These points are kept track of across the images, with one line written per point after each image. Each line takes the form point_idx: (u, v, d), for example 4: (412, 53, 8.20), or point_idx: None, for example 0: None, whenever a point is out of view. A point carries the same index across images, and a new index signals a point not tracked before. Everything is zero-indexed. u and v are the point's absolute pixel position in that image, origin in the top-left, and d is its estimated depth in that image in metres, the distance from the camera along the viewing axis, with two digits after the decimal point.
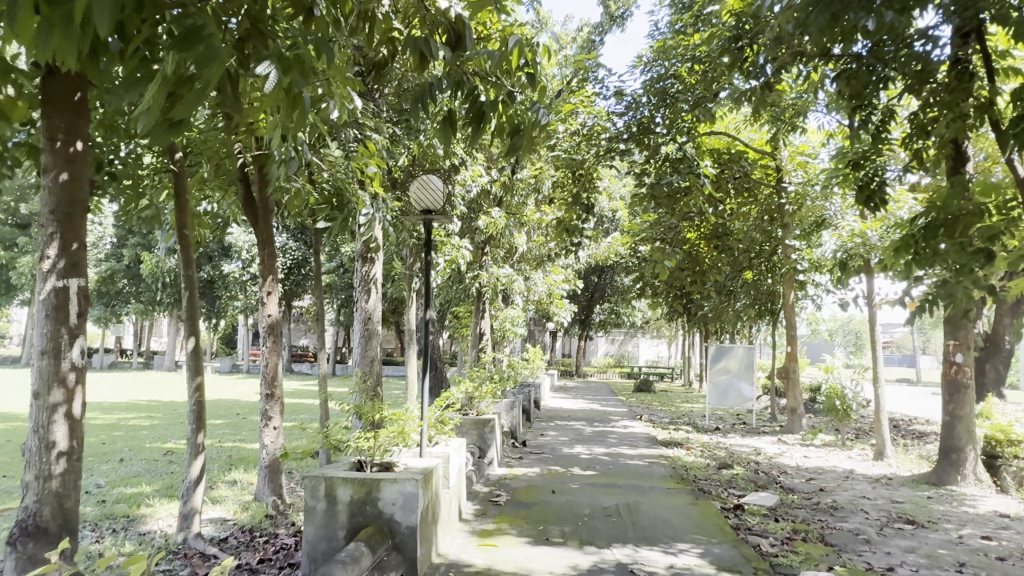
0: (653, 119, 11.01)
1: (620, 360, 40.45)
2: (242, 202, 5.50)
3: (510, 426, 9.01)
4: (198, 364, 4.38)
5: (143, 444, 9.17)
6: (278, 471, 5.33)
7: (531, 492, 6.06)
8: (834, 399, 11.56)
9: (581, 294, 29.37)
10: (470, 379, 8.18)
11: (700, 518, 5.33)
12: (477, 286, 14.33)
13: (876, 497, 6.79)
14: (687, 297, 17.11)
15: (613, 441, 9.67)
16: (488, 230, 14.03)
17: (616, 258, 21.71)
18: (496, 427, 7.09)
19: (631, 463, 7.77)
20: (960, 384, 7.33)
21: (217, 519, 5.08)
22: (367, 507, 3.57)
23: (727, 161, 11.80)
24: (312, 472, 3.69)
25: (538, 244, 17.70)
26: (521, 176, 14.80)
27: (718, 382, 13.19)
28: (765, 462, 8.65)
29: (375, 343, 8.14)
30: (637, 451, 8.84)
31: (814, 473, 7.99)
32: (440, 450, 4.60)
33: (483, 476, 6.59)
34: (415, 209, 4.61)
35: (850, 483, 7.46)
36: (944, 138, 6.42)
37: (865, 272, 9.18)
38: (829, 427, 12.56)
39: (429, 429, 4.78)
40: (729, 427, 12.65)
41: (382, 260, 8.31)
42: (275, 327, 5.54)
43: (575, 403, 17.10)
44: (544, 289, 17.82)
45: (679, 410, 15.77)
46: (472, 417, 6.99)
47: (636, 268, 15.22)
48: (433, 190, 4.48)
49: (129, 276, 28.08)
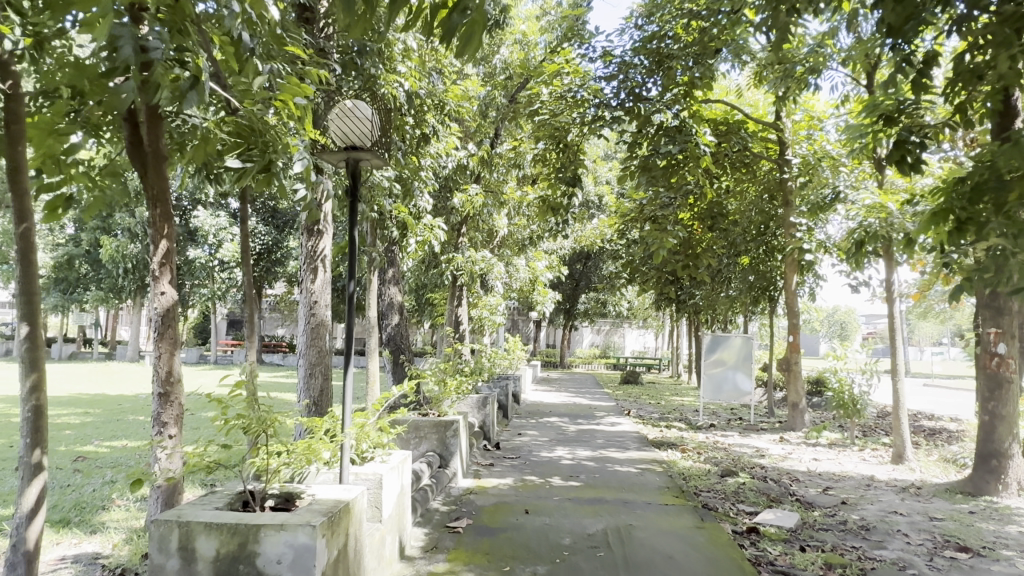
0: (644, 84, 9.88)
1: (606, 351, 39.46)
2: (127, 149, 4.17)
3: (481, 426, 7.88)
4: (35, 358, 3.10)
5: (58, 448, 7.95)
6: (178, 494, 4.11)
7: (498, 513, 4.93)
8: (842, 394, 10.51)
9: (565, 282, 28.34)
10: (434, 373, 7.03)
11: (708, 550, 4.24)
12: (452, 271, 13.15)
13: (910, 512, 5.75)
14: (681, 283, 16.02)
15: (599, 443, 8.57)
16: (464, 209, 12.86)
17: (602, 243, 20.64)
18: (462, 430, 5.95)
19: (621, 471, 6.67)
20: (1003, 379, 6.32)
21: (87, 560, 3.91)
22: (240, 567, 2.42)
23: (726, 133, 10.78)
24: (164, 513, 2.52)
25: (519, 226, 16.54)
26: (500, 151, 13.63)
27: (712, 375, 12.11)
28: (772, 467, 7.60)
29: (324, 332, 6.97)
30: (626, 454, 7.73)
31: (830, 481, 6.95)
32: (371, 469, 3.45)
33: (442, 491, 5.46)
34: (334, 147, 3.43)
35: (874, 494, 6.42)
36: (1001, 85, 5.33)
37: (884, 252, 8.14)
38: (833, 423, 11.56)
39: (358, 441, 3.62)
40: (725, 424, 11.63)
41: (332, 234, 7.13)
42: (171, 311, 4.31)
43: (558, 397, 15.98)
44: (527, 275, 16.64)
45: (669, 404, 14.73)
46: (433, 418, 5.85)
47: (624, 252, 14.17)
48: (358, 119, 3.33)
49: (89, 262, 26.68)
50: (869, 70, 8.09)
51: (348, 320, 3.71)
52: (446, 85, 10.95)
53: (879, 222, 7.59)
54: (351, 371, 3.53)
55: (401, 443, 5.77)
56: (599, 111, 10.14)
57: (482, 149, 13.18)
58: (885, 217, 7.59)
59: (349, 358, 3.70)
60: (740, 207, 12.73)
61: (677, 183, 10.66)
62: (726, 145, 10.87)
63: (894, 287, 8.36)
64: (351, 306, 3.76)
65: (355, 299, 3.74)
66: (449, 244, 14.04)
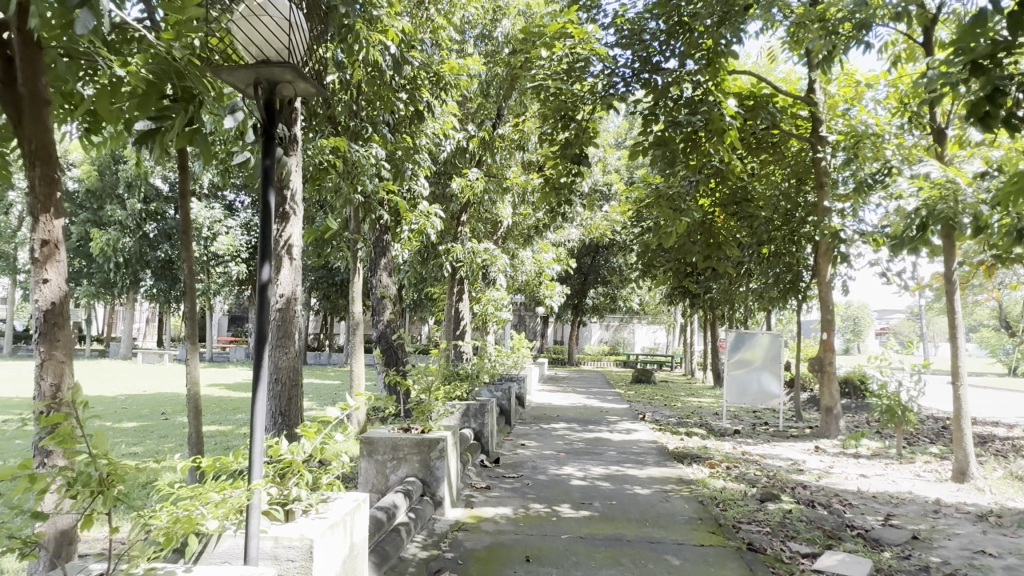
0: (663, 49, 8.75)
1: (615, 347, 38.31)
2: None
3: (474, 436, 6.88)
4: None
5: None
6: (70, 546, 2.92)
7: (492, 560, 3.91)
8: (885, 399, 9.40)
9: (573, 275, 27.35)
10: (421, 380, 5.99)
11: None
12: (450, 262, 12.13)
13: (1002, 552, 4.65)
14: (699, 274, 14.83)
15: (614, 456, 7.54)
16: (463, 196, 11.85)
17: (612, 233, 19.58)
18: (450, 449, 4.91)
19: (642, 495, 5.63)
20: None
21: None
22: None
23: (754, 107, 9.66)
24: None
25: (524, 216, 15.50)
26: (503, 132, 12.58)
27: (736, 376, 11.01)
28: (817, 487, 6.53)
29: (293, 330, 5.98)
30: (645, 471, 6.69)
31: (891, 507, 5.86)
32: (298, 531, 2.41)
33: (423, 527, 4.42)
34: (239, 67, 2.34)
35: (947, 524, 5.36)
36: None
37: (947, 236, 7.02)
38: (871, 429, 10.42)
39: (283, 489, 2.57)
40: (751, 430, 10.55)
41: (303, 219, 6.12)
42: (61, 305, 3.16)
43: (567, 398, 14.93)
44: (533, 268, 15.59)
45: (685, 407, 13.67)
46: (413, 434, 4.82)
47: (638, 242, 13.10)
48: (269, 19, 2.28)
49: (81, 256, 25.97)
50: (928, 26, 6.97)
51: (257, 331, 2.27)
52: (441, 57, 9.94)
53: (946, 199, 6.41)
54: (263, 404, 2.32)
55: (374, 466, 4.68)
56: (609, 79, 9.05)
57: (483, 130, 12.16)
58: (958, 194, 6.35)
59: (260, 361, 2.33)
60: (765, 193, 11.58)
61: (698, 159, 9.58)
62: (753, 121, 9.73)
63: (956, 279, 7.12)
64: (263, 302, 2.29)
65: (270, 290, 2.29)
66: (448, 234, 13.03)
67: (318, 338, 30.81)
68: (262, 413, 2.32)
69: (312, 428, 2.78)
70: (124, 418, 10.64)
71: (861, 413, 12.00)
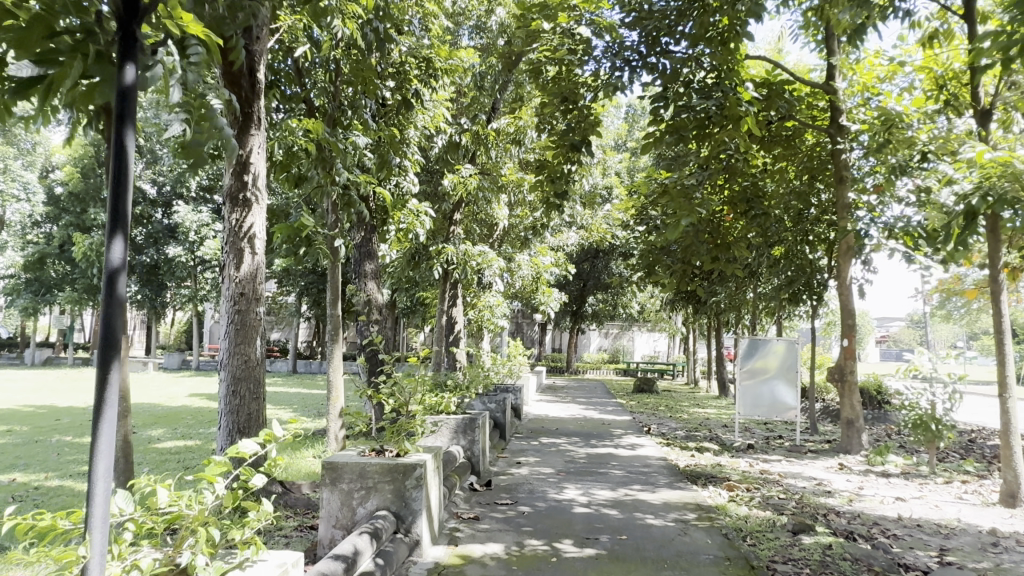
0: (678, 26, 8.07)
1: (615, 355, 37.53)
2: None
3: (463, 456, 6.10)
4: None
5: None
6: None
7: None
8: (915, 412, 8.60)
9: (572, 281, 26.66)
10: (402, 393, 5.22)
11: None
12: (442, 265, 11.37)
13: None
14: (704, 279, 14.05)
15: (620, 477, 6.76)
16: (455, 194, 11.10)
17: (613, 237, 18.89)
18: (430, 474, 4.13)
19: (656, 527, 4.85)
20: None
21: None
22: None
23: (773, 94, 8.93)
24: None
25: (522, 216, 14.75)
26: (498, 126, 11.85)
27: (749, 386, 10.22)
28: (851, 513, 5.75)
29: (255, 331, 5.26)
30: (657, 495, 5.90)
31: (943, 539, 5.08)
32: None
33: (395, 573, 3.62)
34: None
35: (1013, 561, 4.58)
36: None
37: (993, 224, 6.30)
38: (895, 444, 9.64)
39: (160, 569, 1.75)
40: (765, 444, 9.79)
41: (267, 208, 5.39)
42: None
43: (567, 409, 14.12)
44: (530, 272, 14.84)
45: (692, 418, 12.88)
46: (385, 458, 4.03)
47: (641, 243, 12.37)
48: None
49: (63, 261, 25.16)
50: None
51: (104, 331, 1.40)
52: (432, 41, 9.23)
53: (1001, 184, 5.63)
54: (112, 441, 1.45)
55: (338, 496, 3.89)
56: (615, 60, 8.34)
57: (477, 124, 11.40)
58: (1018, 178, 5.57)
59: (105, 381, 1.43)
60: (778, 190, 10.81)
61: (711, 148, 8.82)
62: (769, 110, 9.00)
63: (1002, 278, 6.36)
64: (113, 286, 1.45)
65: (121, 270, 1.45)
66: (440, 235, 12.30)
67: (311, 347, 30.01)
68: (110, 458, 1.45)
69: (217, 468, 1.97)
70: (88, 432, 9.83)
71: (881, 426, 11.22)
